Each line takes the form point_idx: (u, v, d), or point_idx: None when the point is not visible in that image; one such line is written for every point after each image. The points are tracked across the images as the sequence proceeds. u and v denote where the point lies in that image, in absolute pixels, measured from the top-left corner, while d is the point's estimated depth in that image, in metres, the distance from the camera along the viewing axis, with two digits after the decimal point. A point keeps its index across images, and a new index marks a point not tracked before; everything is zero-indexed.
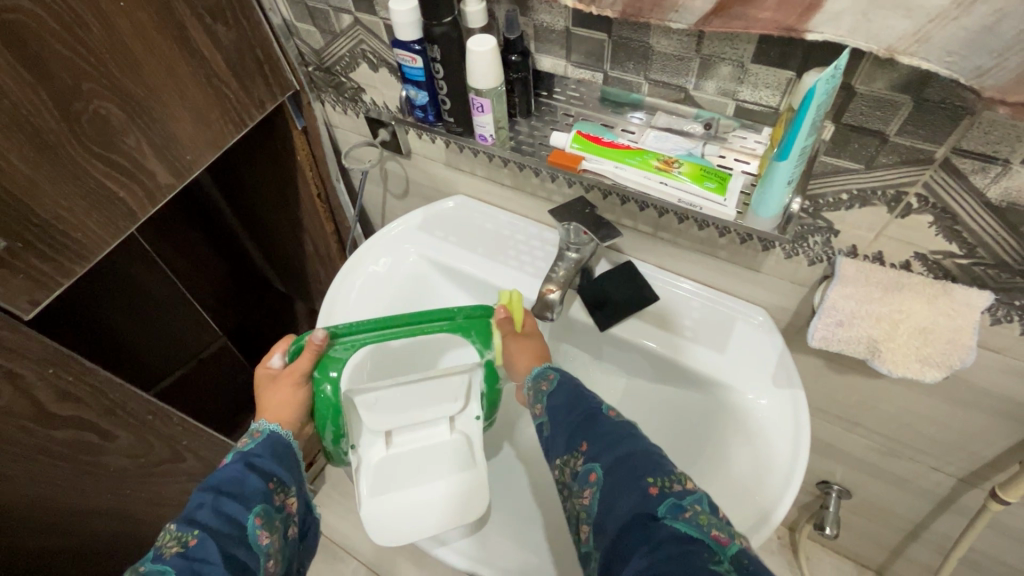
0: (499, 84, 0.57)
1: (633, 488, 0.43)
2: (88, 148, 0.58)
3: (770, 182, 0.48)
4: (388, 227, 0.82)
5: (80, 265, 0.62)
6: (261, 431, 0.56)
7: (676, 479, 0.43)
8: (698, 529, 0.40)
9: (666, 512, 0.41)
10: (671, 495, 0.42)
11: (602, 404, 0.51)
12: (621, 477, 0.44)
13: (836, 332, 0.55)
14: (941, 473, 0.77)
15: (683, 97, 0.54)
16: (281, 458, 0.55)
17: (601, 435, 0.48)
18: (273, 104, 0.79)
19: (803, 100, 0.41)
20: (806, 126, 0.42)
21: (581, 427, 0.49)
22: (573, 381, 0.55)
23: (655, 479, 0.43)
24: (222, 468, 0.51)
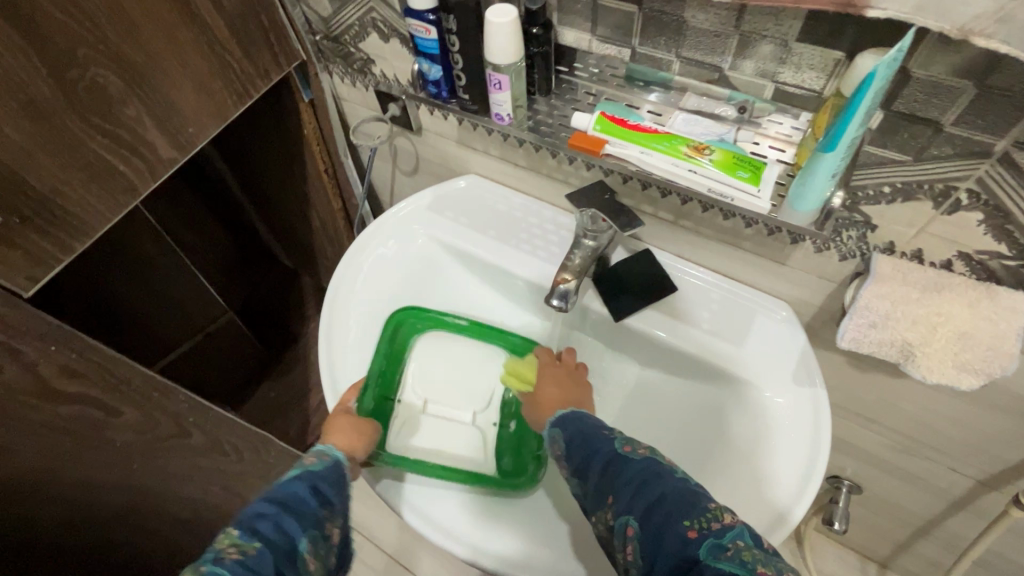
0: (518, 60, 0.53)
1: (671, 534, 0.43)
2: (86, 119, 0.55)
3: (811, 173, 0.44)
4: (398, 207, 0.79)
5: (81, 242, 0.60)
6: (328, 454, 0.55)
7: (713, 516, 0.44)
8: (745, 568, 0.40)
9: (709, 555, 0.41)
10: (710, 534, 0.42)
11: (617, 444, 0.52)
12: (656, 524, 0.44)
13: (868, 333, 0.51)
14: (959, 475, 0.75)
15: (717, 77, 0.50)
16: (337, 488, 0.53)
17: (625, 484, 0.48)
18: (278, 75, 0.75)
19: (860, 84, 0.37)
20: (859, 114, 0.38)
21: (604, 478, 0.49)
22: (581, 424, 0.55)
23: (692, 520, 0.43)
24: (287, 484, 0.50)
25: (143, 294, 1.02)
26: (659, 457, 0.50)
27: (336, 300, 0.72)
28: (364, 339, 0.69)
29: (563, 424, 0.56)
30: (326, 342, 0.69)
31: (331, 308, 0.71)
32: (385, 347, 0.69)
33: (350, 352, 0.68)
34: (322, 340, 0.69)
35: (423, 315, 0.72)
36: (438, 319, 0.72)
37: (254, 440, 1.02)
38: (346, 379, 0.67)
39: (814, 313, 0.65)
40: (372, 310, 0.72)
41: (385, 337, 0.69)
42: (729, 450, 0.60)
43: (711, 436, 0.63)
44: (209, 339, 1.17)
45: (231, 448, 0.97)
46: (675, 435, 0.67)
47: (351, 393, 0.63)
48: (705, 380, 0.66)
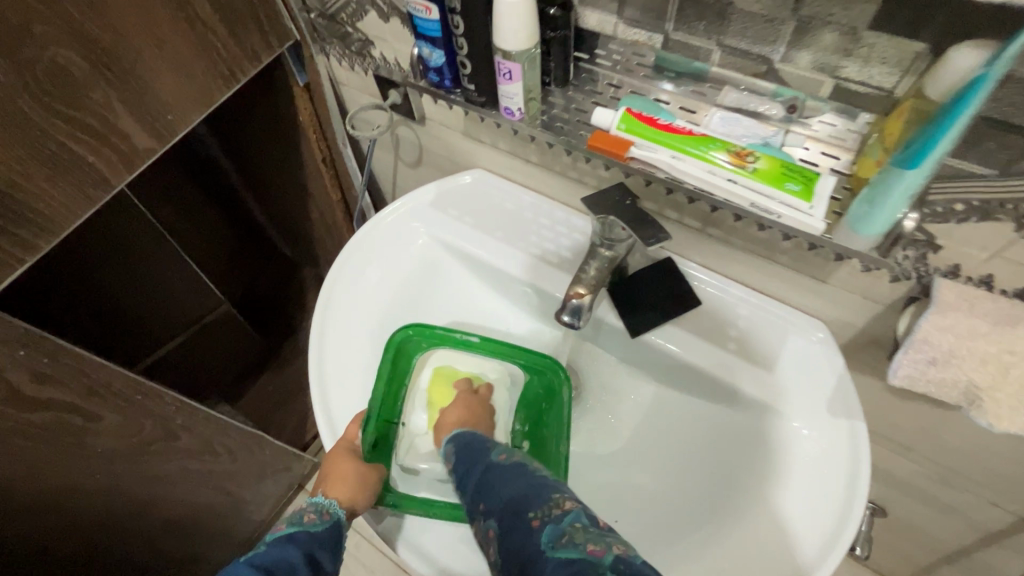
0: (533, 46, 0.47)
1: (518, 528, 0.43)
2: (47, 105, 0.50)
3: (887, 196, 0.39)
4: (398, 203, 0.73)
5: (47, 240, 0.55)
6: (329, 513, 0.55)
7: (557, 504, 0.44)
8: (574, 547, 0.39)
9: (547, 542, 0.41)
10: (551, 522, 0.42)
11: (493, 452, 0.53)
12: (511, 520, 0.44)
13: (926, 371, 0.45)
14: (1000, 509, 0.69)
15: (765, 70, 0.45)
16: (331, 553, 0.54)
17: (493, 488, 0.48)
18: (269, 56, 0.69)
19: (961, 95, 0.33)
20: (956, 129, 0.34)
21: (479, 486, 0.50)
22: (467, 435, 0.56)
23: (538, 512, 0.43)
24: (282, 551, 0.50)
25: (134, 284, 0.98)
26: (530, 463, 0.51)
27: (329, 302, 0.66)
28: (360, 348, 0.64)
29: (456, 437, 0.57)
30: (316, 351, 0.63)
31: (322, 315, 0.65)
32: (387, 371, 0.63)
33: (343, 363, 0.63)
34: (313, 344, 0.63)
35: (428, 332, 0.66)
36: (445, 336, 0.66)
37: (248, 439, 0.98)
38: (337, 393, 0.61)
39: (854, 335, 0.58)
40: (367, 316, 0.66)
41: (388, 360, 0.63)
42: (755, 486, 0.55)
43: (734, 468, 0.57)
44: (205, 331, 1.13)
45: (222, 449, 0.93)
46: (692, 462, 0.61)
47: (354, 427, 0.59)
48: (729, 405, 0.61)
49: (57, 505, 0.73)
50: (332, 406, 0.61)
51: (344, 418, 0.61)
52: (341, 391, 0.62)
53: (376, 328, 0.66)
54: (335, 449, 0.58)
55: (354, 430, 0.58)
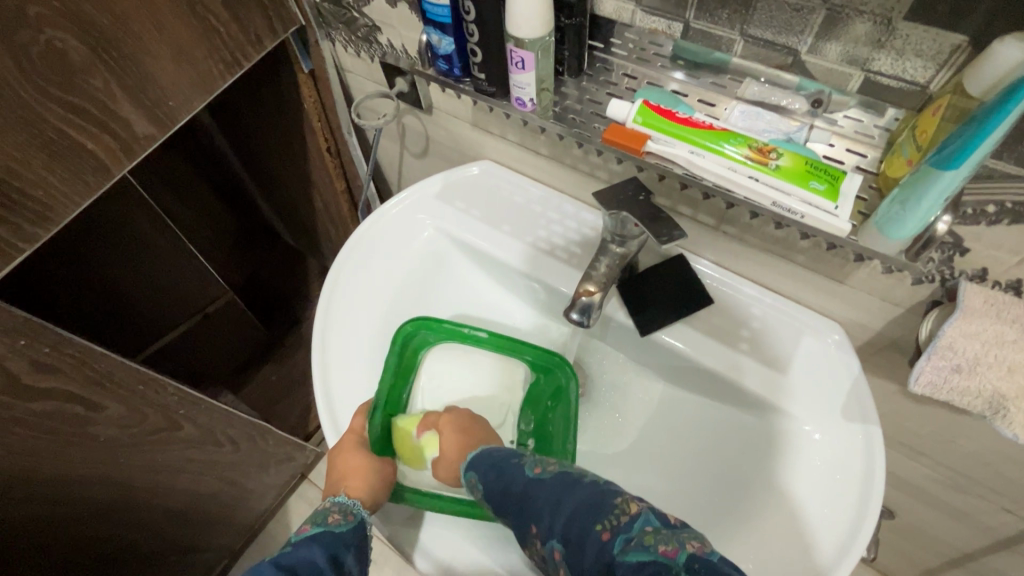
0: (546, 34, 0.45)
1: (583, 541, 0.40)
2: (43, 89, 0.48)
3: (921, 196, 0.37)
4: (404, 194, 0.71)
5: (45, 229, 0.54)
6: (352, 513, 0.52)
7: (620, 511, 0.41)
8: (648, 551, 0.36)
9: (618, 550, 0.38)
10: (618, 530, 0.39)
11: (525, 467, 0.50)
12: (571, 538, 0.41)
13: (948, 378, 0.44)
14: (1012, 516, 0.68)
15: (790, 62, 0.43)
16: (357, 556, 0.51)
17: (541, 507, 0.45)
18: (272, 41, 0.67)
19: (1009, 91, 0.31)
20: (1002, 127, 0.32)
21: (525, 507, 0.46)
22: (490, 455, 0.53)
23: (601, 522, 0.40)
24: (303, 551, 0.47)
25: (137, 271, 0.97)
26: (571, 471, 0.48)
27: (333, 295, 0.65)
28: (364, 342, 0.63)
29: (475, 464, 0.53)
30: (320, 343, 0.62)
31: (327, 306, 0.64)
32: (394, 364, 0.62)
33: (346, 358, 0.62)
34: (316, 337, 0.62)
35: (436, 326, 0.65)
36: (452, 330, 0.65)
37: (251, 430, 0.98)
38: (340, 388, 0.60)
39: (871, 337, 0.57)
40: (372, 310, 0.65)
41: (395, 353, 0.62)
42: (767, 489, 0.53)
43: (744, 471, 0.56)
44: (208, 321, 1.12)
45: (225, 439, 0.92)
46: (701, 464, 0.60)
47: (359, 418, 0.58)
48: (740, 406, 0.59)
49: (59, 494, 0.73)
50: (335, 401, 0.60)
51: (346, 413, 0.60)
52: (344, 386, 0.61)
53: (381, 322, 0.65)
54: (342, 443, 0.56)
55: (361, 422, 0.57)
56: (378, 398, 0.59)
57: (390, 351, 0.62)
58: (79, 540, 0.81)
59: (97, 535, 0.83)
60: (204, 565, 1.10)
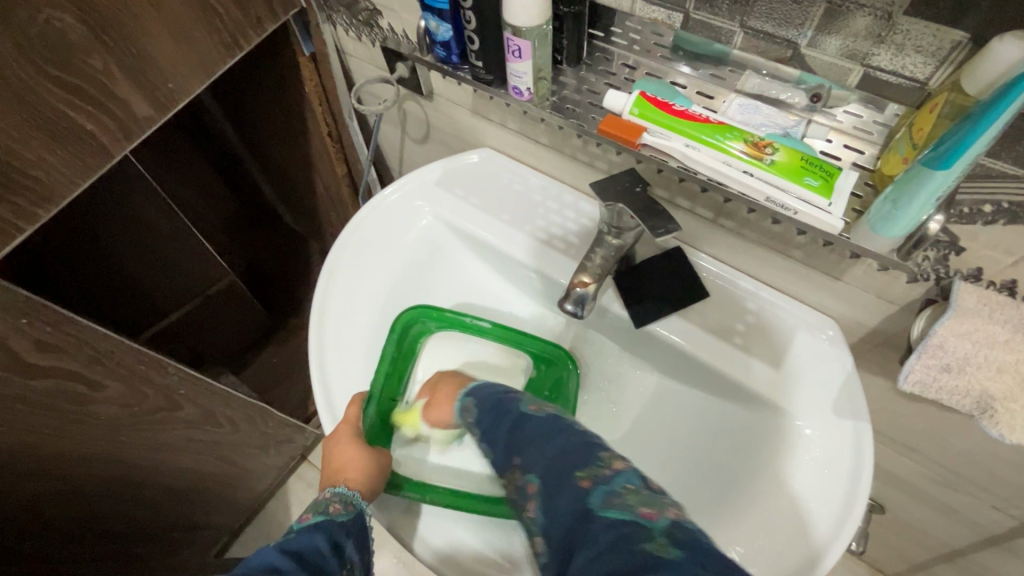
0: (544, 22, 0.44)
1: (562, 485, 0.42)
2: (42, 70, 0.48)
3: (911, 195, 0.37)
4: (403, 180, 0.71)
5: (45, 210, 0.54)
6: (353, 504, 0.52)
7: (603, 464, 0.43)
8: (628, 512, 0.38)
9: (596, 504, 0.40)
10: (600, 482, 0.41)
11: (521, 403, 0.52)
12: (551, 481, 0.43)
13: (938, 377, 0.44)
14: (1002, 514, 0.68)
15: (790, 55, 0.43)
16: (358, 543, 0.51)
17: (527, 442, 0.47)
18: (272, 23, 0.67)
19: (1005, 90, 0.31)
20: (994, 128, 0.32)
21: (511, 439, 0.49)
22: (491, 389, 0.55)
23: (584, 471, 0.42)
24: (307, 536, 0.48)
25: (137, 248, 0.97)
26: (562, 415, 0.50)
27: (331, 280, 0.65)
28: (360, 328, 0.64)
29: (474, 392, 0.56)
30: (317, 327, 0.63)
31: (325, 291, 0.64)
32: (392, 350, 0.63)
33: (342, 343, 0.62)
34: (313, 322, 0.63)
35: (435, 315, 0.66)
36: (455, 320, 0.66)
37: (251, 411, 0.99)
38: (336, 373, 0.61)
39: (865, 334, 0.57)
40: (369, 297, 0.65)
41: (393, 340, 0.63)
42: (756, 482, 0.54)
43: (735, 462, 0.57)
44: (210, 302, 1.13)
45: (226, 419, 0.93)
46: (693, 455, 0.60)
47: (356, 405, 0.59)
48: (732, 399, 0.60)
49: (61, 470, 0.74)
50: (330, 386, 0.60)
51: (342, 397, 0.60)
52: (341, 371, 0.61)
53: (378, 308, 0.65)
54: (338, 433, 0.57)
55: (356, 411, 0.58)
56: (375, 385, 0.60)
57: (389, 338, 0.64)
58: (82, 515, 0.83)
59: (99, 511, 0.85)
60: (205, 541, 1.12)
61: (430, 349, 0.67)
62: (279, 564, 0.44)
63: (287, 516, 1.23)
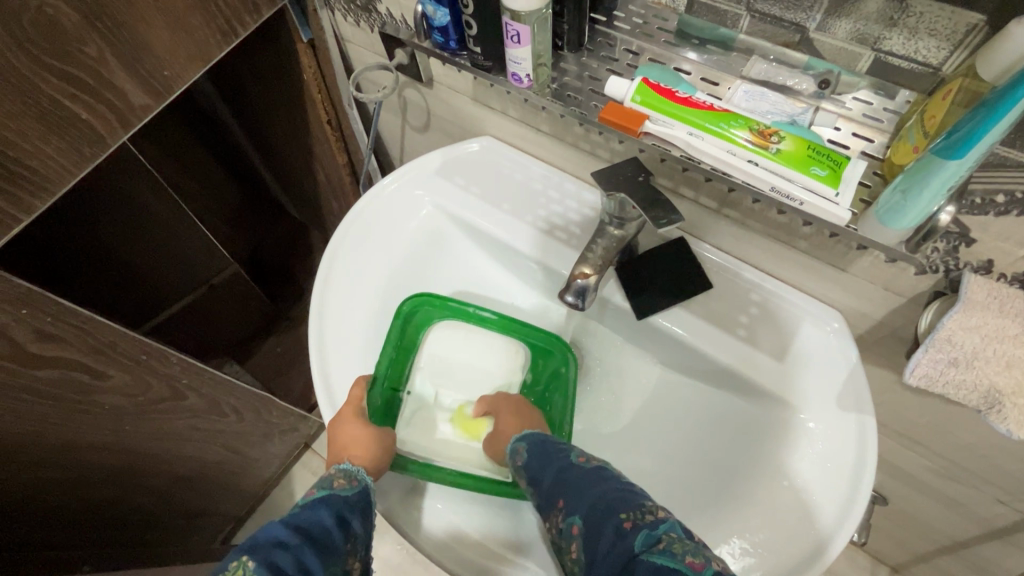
0: (543, 6, 0.43)
1: (609, 528, 0.43)
2: (36, 58, 0.47)
3: (920, 186, 0.36)
4: (402, 170, 0.70)
5: (42, 200, 0.54)
6: (357, 478, 0.52)
7: (648, 510, 0.43)
8: (674, 560, 0.39)
9: (643, 546, 0.40)
10: (645, 526, 0.42)
11: (570, 453, 0.52)
12: (598, 523, 0.44)
13: (945, 371, 0.43)
14: (1007, 507, 0.67)
15: (798, 40, 0.43)
16: (364, 519, 0.51)
17: (572, 484, 0.48)
18: (269, 9, 0.66)
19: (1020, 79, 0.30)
20: (1009, 118, 0.31)
21: (552, 481, 0.49)
22: (541, 435, 0.55)
23: (629, 513, 0.43)
24: (313, 513, 0.48)
25: (137, 238, 0.97)
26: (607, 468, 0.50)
27: (331, 270, 0.64)
28: (361, 317, 0.63)
29: (529, 439, 0.54)
30: (318, 316, 0.62)
31: (325, 280, 0.64)
32: (395, 337, 0.62)
33: (342, 333, 0.62)
34: (313, 312, 0.62)
35: (441, 304, 0.65)
36: (458, 308, 0.65)
37: (254, 400, 0.99)
38: (335, 363, 0.61)
39: (871, 326, 0.56)
40: (370, 287, 0.65)
41: (395, 329, 0.62)
42: (759, 476, 0.53)
43: (738, 455, 0.56)
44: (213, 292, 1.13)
45: (230, 409, 0.94)
46: (695, 447, 0.60)
47: (359, 390, 0.58)
48: (736, 391, 0.59)
49: (66, 458, 0.75)
50: (329, 375, 0.60)
51: (343, 388, 0.60)
52: (342, 360, 0.61)
53: (380, 298, 0.65)
54: (342, 415, 0.56)
55: (359, 393, 0.57)
56: (377, 373, 0.60)
57: (393, 325, 0.63)
58: (89, 502, 0.84)
59: (106, 498, 0.86)
60: (211, 528, 1.14)
61: (433, 338, 0.65)
62: (285, 539, 0.45)
63: (291, 503, 1.24)
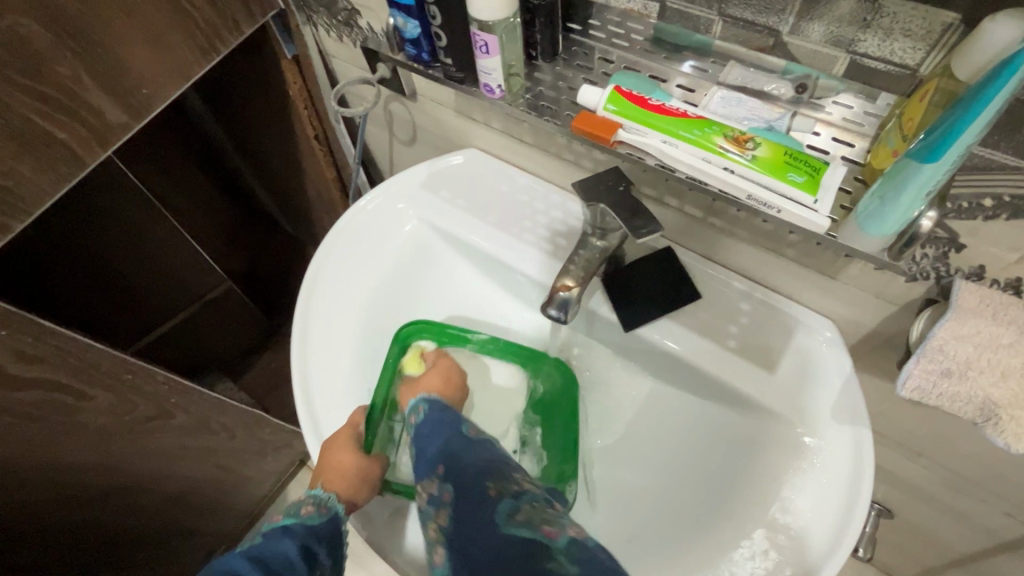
0: (512, 15, 0.43)
1: (475, 499, 0.43)
2: (8, 79, 0.47)
3: (899, 191, 0.35)
4: (385, 184, 0.70)
5: (18, 220, 0.53)
6: (327, 506, 0.52)
7: (514, 483, 0.44)
8: (528, 527, 0.40)
9: (502, 517, 0.41)
10: (508, 498, 0.42)
11: (466, 425, 0.51)
12: (467, 496, 0.43)
13: (938, 383, 0.41)
14: (1014, 519, 0.65)
15: (772, 44, 0.42)
16: (331, 550, 0.50)
17: (457, 454, 0.47)
18: (251, 27, 0.66)
19: (993, 76, 0.29)
20: (982, 119, 0.30)
21: (440, 448, 0.48)
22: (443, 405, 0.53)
23: (495, 484, 0.44)
24: (275, 541, 0.47)
25: (129, 255, 0.98)
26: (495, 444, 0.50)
27: (313, 287, 0.64)
28: (345, 335, 0.62)
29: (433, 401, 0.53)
30: (301, 331, 0.61)
31: (309, 295, 0.63)
32: (394, 361, 0.61)
33: (325, 350, 0.61)
34: (296, 331, 0.61)
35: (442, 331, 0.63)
36: (457, 336, 0.64)
37: (245, 417, 0.98)
38: (318, 383, 0.59)
39: (865, 335, 0.54)
40: (354, 301, 0.64)
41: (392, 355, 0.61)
42: (750, 492, 0.51)
43: (730, 470, 0.54)
44: (207, 308, 1.14)
45: (220, 426, 0.93)
46: (687, 465, 0.58)
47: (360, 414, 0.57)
48: (727, 404, 0.57)
49: (52, 480, 0.74)
50: (312, 394, 0.59)
51: (324, 406, 0.58)
52: (324, 377, 0.60)
53: (364, 313, 0.64)
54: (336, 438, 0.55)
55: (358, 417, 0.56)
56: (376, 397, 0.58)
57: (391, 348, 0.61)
58: (74, 524, 0.82)
59: (91, 520, 0.84)
60: (204, 549, 1.12)
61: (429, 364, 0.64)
62: (240, 569, 0.44)
63: None
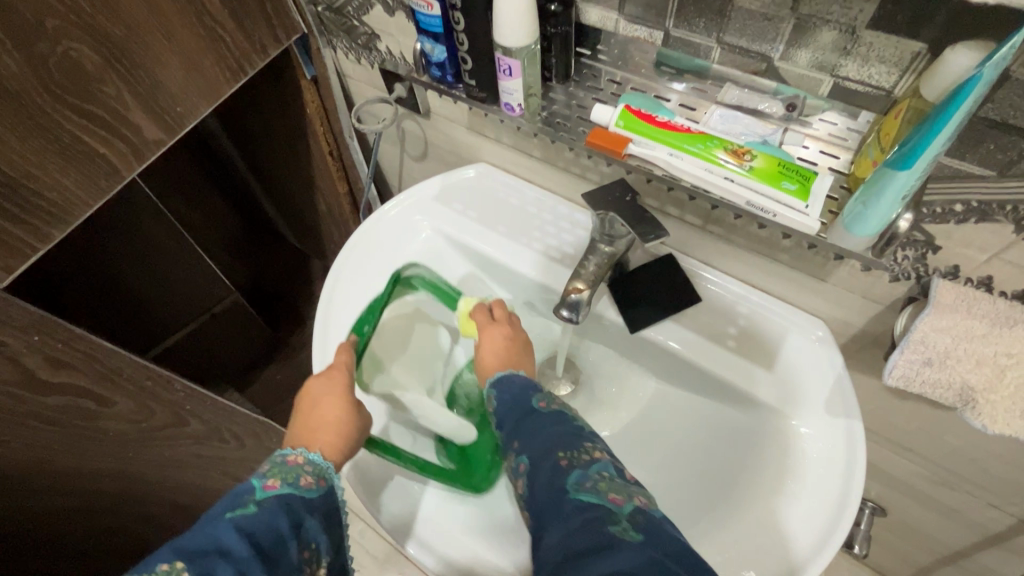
0: (533, 42, 0.47)
1: (546, 466, 0.44)
2: (60, 98, 0.51)
3: (878, 195, 0.39)
4: (402, 196, 0.73)
5: (60, 230, 0.56)
6: (324, 479, 0.49)
7: (586, 453, 0.44)
8: (597, 495, 0.40)
9: (572, 484, 0.41)
10: (578, 466, 0.43)
11: (534, 401, 0.52)
12: (539, 464, 0.45)
13: (921, 371, 0.45)
14: (1000, 510, 0.68)
15: (765, 68, 0.47)
16: (324, 524, 0.47)
17: (527, 425, 0.49)
18: (276, 50, 0.70)
19: (955, 92, 0.33)
20: (947, 130, 0.34)
21: (514, 422, 0.50)
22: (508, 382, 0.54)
23: (566, 453, 0.44)
24: (264, 512, 0.43)
25: (142, 270, 1.00)
26: (572, 414, 0.50)
27: (331, 298, 0.66)
28: None
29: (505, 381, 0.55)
30: (321, 332, 0.64)
31: (328, 300, 0.66)
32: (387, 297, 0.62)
33: None
34: (316, 332, 0.64)
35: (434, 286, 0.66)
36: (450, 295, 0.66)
37: (256, 426, 1.00)
38: None
39: (854, 334, 0.58)
40: None
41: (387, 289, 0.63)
42: (751, 486, 0.54)
43: (732, 464, 0.57)
44: (215, 320, 1.16)
45: (231, 435, 0.95)
46: (691, 459, 0.61)
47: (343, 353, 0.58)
48: (728, 402, 0.61)
49: (73, 488, 0.75)
50: None
51: None
52: None
53: None
54: (330, 392, 0.54)
55: (345, 360, 0.57)
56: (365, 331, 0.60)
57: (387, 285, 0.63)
58: (90, 533, 0.83)
59: (104, 529, 0.85)
60: None
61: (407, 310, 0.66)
62: (231, 547, 0.40)
63: None
